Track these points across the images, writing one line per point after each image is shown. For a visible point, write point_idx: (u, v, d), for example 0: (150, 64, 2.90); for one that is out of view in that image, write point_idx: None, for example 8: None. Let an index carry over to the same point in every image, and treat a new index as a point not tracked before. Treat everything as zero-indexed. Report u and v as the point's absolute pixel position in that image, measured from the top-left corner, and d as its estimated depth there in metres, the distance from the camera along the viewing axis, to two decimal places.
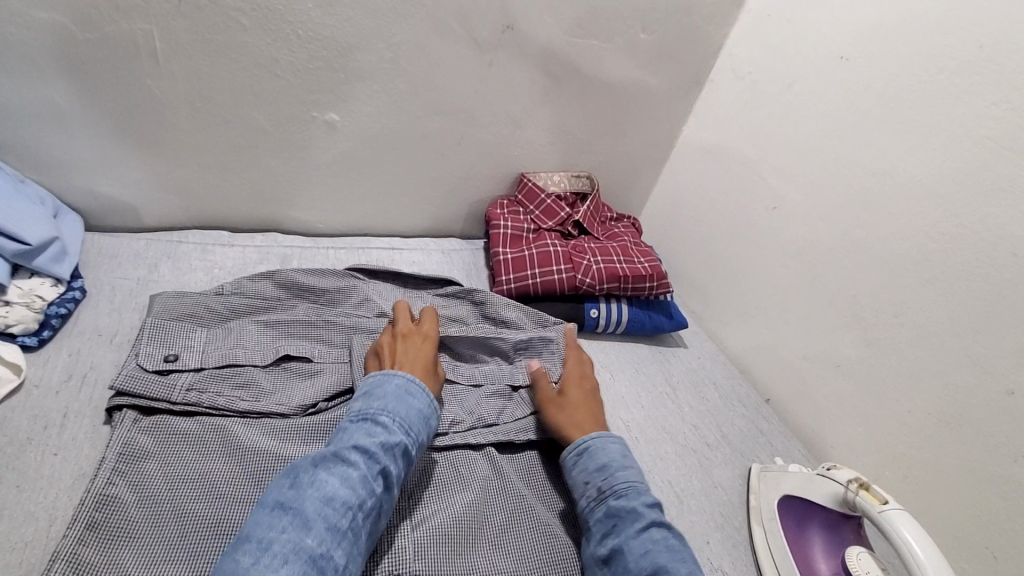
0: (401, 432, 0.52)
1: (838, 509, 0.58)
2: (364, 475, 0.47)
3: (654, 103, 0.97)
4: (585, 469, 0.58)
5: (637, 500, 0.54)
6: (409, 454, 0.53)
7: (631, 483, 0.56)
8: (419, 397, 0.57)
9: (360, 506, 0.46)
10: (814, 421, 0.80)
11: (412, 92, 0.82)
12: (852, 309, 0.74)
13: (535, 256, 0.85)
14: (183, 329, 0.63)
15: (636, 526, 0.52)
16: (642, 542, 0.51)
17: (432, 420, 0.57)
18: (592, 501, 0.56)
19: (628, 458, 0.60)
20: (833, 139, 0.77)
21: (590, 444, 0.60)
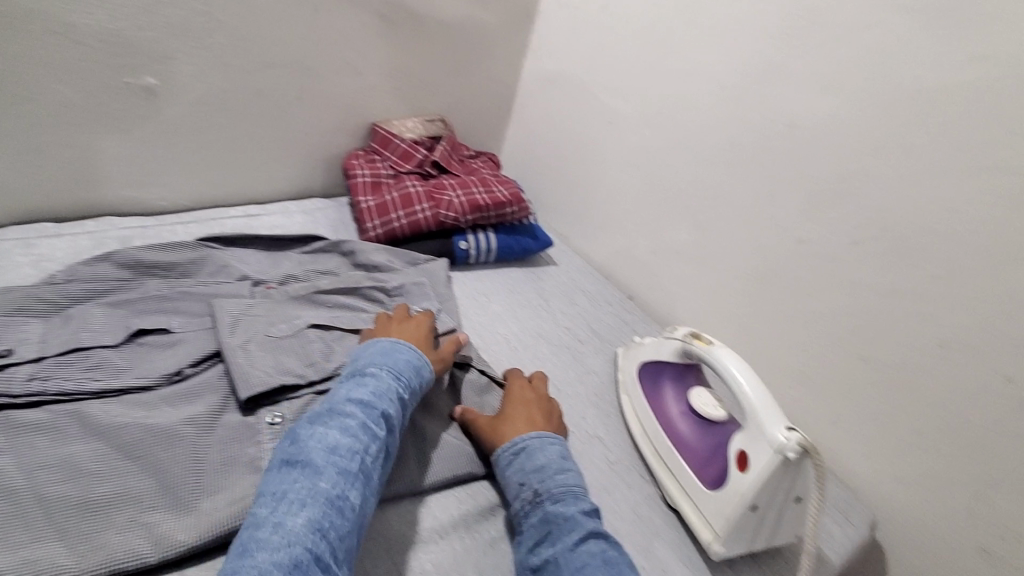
0: (391, 378, 0.56)
1: (680, 360, 0.68)
2: (364, 421, 0.51)
3: (491, 39, 1.00)
4: (519, 472, 0.56)
5: (575, 506, 0.53)
6: (405, 400, 0.56)
7: (569, 487, 0.55)
8: (404, 351, 0.61)
9: (367, 449, 0.49)
10: (666, 305, 0.91)
11: (236, 47, 0.78)
12: (682, 199, 0.85)
13: (397, 198, 0.87)
14: (12, 325, 0.59)
15: (573, 535, 0.50)
16: (574, 554, 0.49)
17: (419, 369, 0.61)
18: (527, 506, 0.54)
19: (569, 463, 0.58)
20: (647, 51, 0.85)
21: (526, 445, 0.58)
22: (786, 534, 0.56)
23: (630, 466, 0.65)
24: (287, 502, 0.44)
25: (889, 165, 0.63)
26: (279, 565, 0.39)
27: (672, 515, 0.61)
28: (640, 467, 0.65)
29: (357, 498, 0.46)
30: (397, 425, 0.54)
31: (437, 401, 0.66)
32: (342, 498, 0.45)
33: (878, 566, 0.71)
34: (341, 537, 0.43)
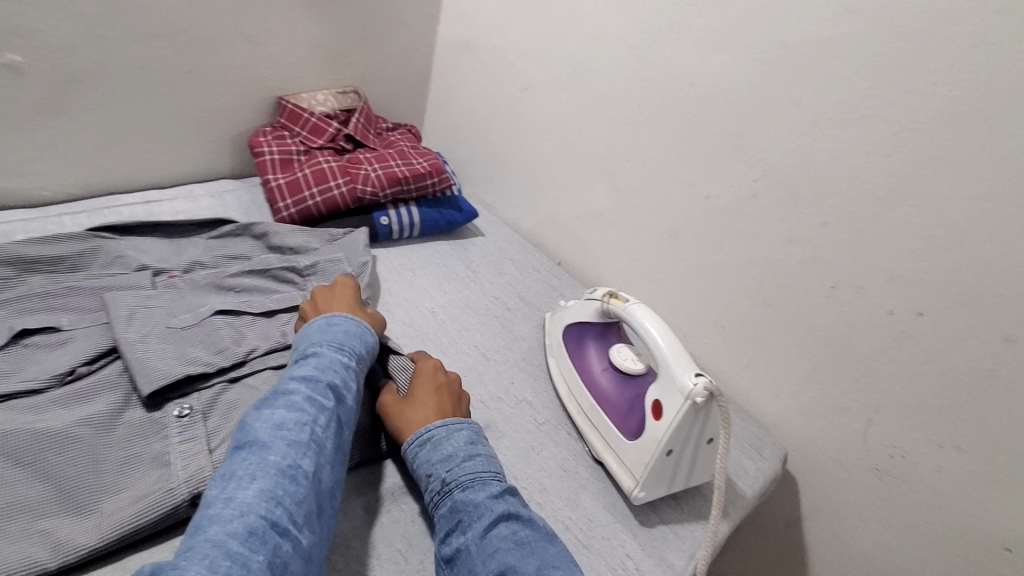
0: (332, 354, 0.56)
1: (601, 319, 0.70)
2: (309, 396, 0.50)
3: (399, 3, 0.96)
4: (427, 464, 0.53)
5: (484, 492, 0.51)
6: (352, 371, 0.56)
7: (478, 472, 0.52)
8: (346, 325, 0.60)
9: (319, 420, 0.49)
10: (592, 268, 0.93)
11: (109, 16, 0.71)
12: (600, 163, 0.86)
13: (309, 175, 0.83)
14: None
15: (481, 522, 0.48)
16: (486, 543, 0.47)
17: (365, 340, 0.60)
18: (437, 496, 0.52)
19: (478, 445, 0.55)
20: (557, 12, 0.84)
21: (432, 434, 0.55)
22: (701, 473, 0.60)
23: (558, 425, 0.67)
24: (237, 478, 0.43)
25: (782, 118, 0.66)
26: (234, 534, 0.39)
27: (598, 467, 0.64)
28: (567, 425, 0.68)
29: (311, 465, 0.46)
30: (350, 394, 0.54)
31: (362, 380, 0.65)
32: (293, 467, 0.45)
33: (790, 494, 0.77)
34: (297, 502, 0.43)
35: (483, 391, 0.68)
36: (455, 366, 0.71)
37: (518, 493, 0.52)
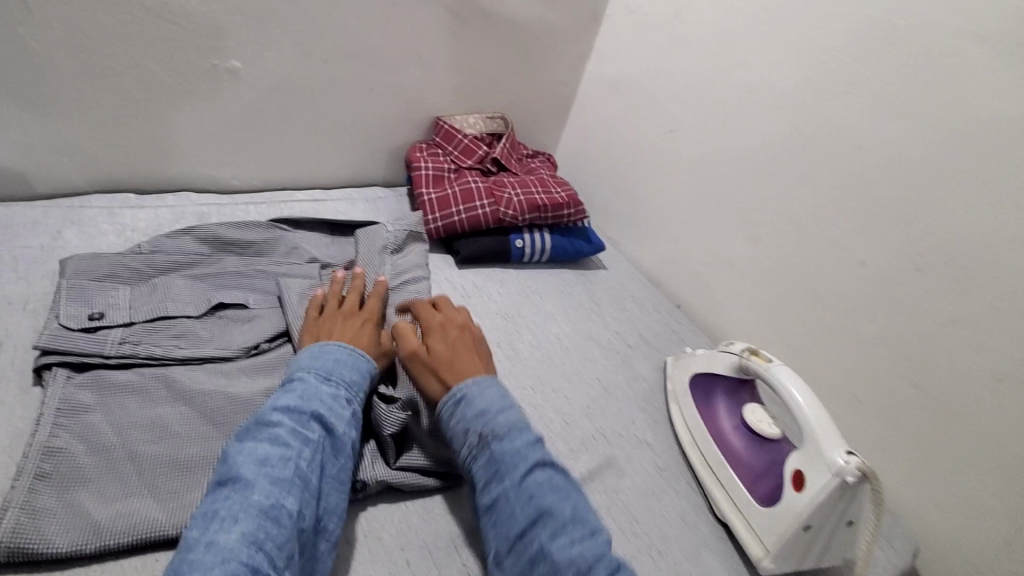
0: (316, 381, 0.52)
1: (736, 375, 0.69)
2: (292, 431, 0.48)
3: (556, 39, 1.01)
4: (461, 418, 0.52)
5: (519, 443, 0.50)
6: (344, 394, 0.53)
7: (515, 424, 0.52)
8: (340, 351, 0.56)
9: (303, 458, 0.46)
10: (715, 317, 0.92)
11: (315, 36, 0.80)
12: (740, 212, 0.85)
13: (459, 193, 0.89)
14: (103, 288, 0.62)
15: (518, 472, 0.48)
16: (526, 489, 0.48)
17: (365, 363, 0.57)
18: (474, 450, 0.51)
19: (507, 398, 0.54)
20: (714, 61, 0.85)
21: (464, 391, 0.53)
22: (834, 555, 0.57)
23: (679, 473, 0.66)
24: (218, 519, 0.41)
25: (964, 195, 0.62)
26: None
27: (718, 525, 0.62)
28: (688, 475, 0.66)
29: (295, 503, 0.43)
30: (345, 424, 0.51)
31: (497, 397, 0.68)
32: (276, 507, 0.42)
33: None
34: (279, 546, 0.41)
35: (605, 425, 0.69)
36: (579, 396, 0.72)
37: (548, 444, 0.52)
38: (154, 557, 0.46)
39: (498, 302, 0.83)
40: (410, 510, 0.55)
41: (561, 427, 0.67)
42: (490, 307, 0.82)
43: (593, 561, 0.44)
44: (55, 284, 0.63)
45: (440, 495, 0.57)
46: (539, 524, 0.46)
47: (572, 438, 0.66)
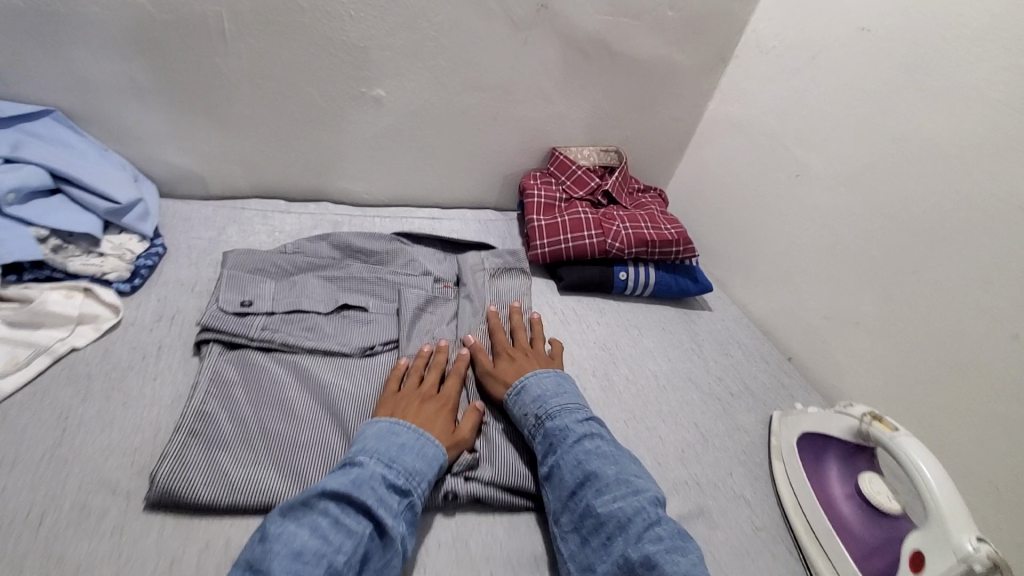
0: (376, 468, 0.50)
1: (853, 440, 0.63)
2: (336, 521, 0.45)
3: (680, 78, 1.01)
4: (521, 405, 0.62)
5: (571, 419, 0.59)
6: (401, 487, 0.50)
7: (566, 405, 0.61)
8: (409, 436, 0.54)
9: (340, 553, 0.43)
10: (832, 375, 0.85)
11: (452, 69, 0.87)
12: (870, 266, 0.78)
13: (567, 222, 0.91)
14: (254, 280, 0.71)
15: (570, 441, 0.57)
16: (576, 455, 0.56)
17: (429, 458, 0.53)
18: (533, 428, 0.60)
19: (564, 387, 0.64)
20: (852, 106, 0.81)
21: (526, 386, 0.63)
22: None
23: (778, 537, 0.61)
24: None
25: None
26: None
27: None
28: (788, 541, 0.61)
29: None
30: (395, 521, 0.47)
31: None
32: None
33: None
34: None
35: (699, 473, 0.66)
36: (674, 438, 0.69)
37: (599, 421, 0.61)
38: None
39: (597, 332, 0.84)
40: (497, 523, 0.56)
41: (652, 468, 0.65)
42: (589, 336, 0.82)
43: (635, 514, 0.50)
44: (217, 273, 0.73)
45: (525, 514, 0.58)
46: (588, 483, 0.53)
47: (663, 480, 0.64)
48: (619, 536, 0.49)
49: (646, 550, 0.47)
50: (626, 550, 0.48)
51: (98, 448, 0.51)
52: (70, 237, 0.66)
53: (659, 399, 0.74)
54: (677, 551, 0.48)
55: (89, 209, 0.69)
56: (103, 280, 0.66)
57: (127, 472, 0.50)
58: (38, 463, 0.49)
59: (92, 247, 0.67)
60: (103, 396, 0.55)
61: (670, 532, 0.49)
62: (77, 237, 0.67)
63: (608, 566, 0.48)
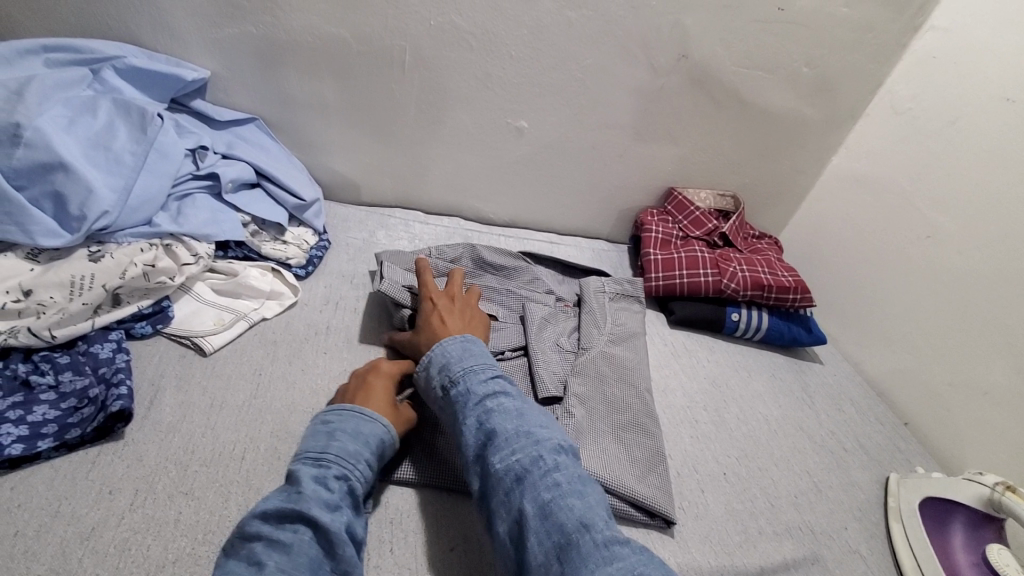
0: (303, 468, 0.47)
1: (982, 508, 0.63)
2: (270, 541, 0.41)
3: (806, 132, 1.03)
4: (428, 375, 0.59)
5: (474, 381, 0.55)
6: (331, 479, 0.47)
7: (472, 366, 0.57)
8: (340, 423, 0.52)
9: (281, 569, 0.39)
10: (956, 446, 0.82)
11: (589, 108, 0.95)
12: (1008, 338, 0.76)
13: (683, 259, 0.94)
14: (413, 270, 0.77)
15: (471, 403, 0.54)
16: (478, 416, 0.53)
17: (363, 437, 0.52)
18: (441, 396, 0.57)
19: (471, 347, 0.60)
20: (996, 174, 0.80)
21: (433, 356, 0.59)
22: None
23: None
24: None
25: None
26: None
27: None
28: None
29: None
30: (333, 515, 0.45)
31: (703, 457, 0.70)
32: None
33: None
34: None
35: (813, 520, 0.66)
36: (787, 482, 0.70)
37: (507, 380, 0.57)
38: (415, 497, 0.57)
39: (707, 368, 0.86)
40: None
41: (765, 507, 0.65)
42: (699, 371, 0.84)
43: (531, 463, 0.48)
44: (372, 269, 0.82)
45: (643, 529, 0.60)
46: (488, 443, 0.50)
47: (776, 521, 0.64)
48: (516, 490, 0.47)
49: (541, 499, 0.45)
50: (523, 502, 0.46)
51: (284, 404, 0.59)
52: (263, 225, 0.78)
53: (771, 441, 0.75)
54: (575, 497, 0.46)
55: (281, 203, 0.81)
56: (285, 264, 0.77)
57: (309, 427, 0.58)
58: (241, 408, 0.58)
59: (278, 235, 0.79)
60: (287, 361, 0.64)
61: (569, 477, 0.47)
62: (268, 225, 0.79)
63: (508, 524, 0.46)
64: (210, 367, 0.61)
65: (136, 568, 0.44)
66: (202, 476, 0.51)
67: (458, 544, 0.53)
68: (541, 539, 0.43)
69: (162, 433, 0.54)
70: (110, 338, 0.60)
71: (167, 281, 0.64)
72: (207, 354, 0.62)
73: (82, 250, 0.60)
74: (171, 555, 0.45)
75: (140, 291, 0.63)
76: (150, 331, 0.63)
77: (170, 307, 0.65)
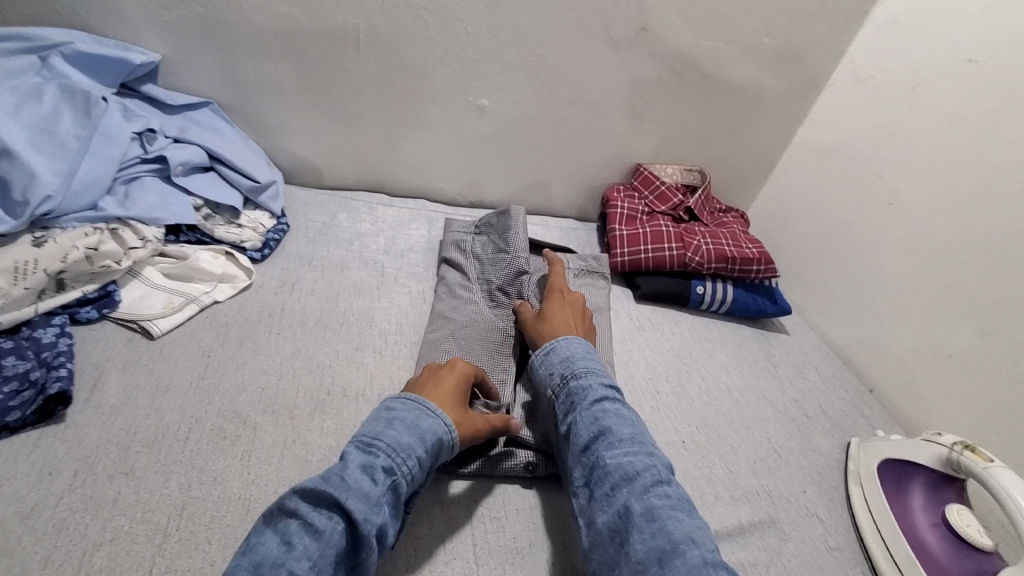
0: (358, 454, 0.45)
1: (942, 469, 0.62)
2: (305, 522, 0.40)
3: (770, 104, 1.03)
4: (548, 364, 0.59)
5: (596, 381, 0.56)
6: (378, 472, 0.44)
7: (595, 369, 0.58)
8: (402, 411, 0.49)
9: (307, 557, 0.38)
10: (919, 410, 0.82)
11: (551, 83, 0.94)
12: (969, 300, 0.76)
13: (649, 234, 0.94)
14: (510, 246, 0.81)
15: (589, 399, 0.54)
16: (593, 412, 0.53)
17: (420, 432, 0.48)
18: (554, 387, 0.57)
19: (593, 353, 0.60)
20: (955, 138, 0.80)
21: (556, 346, 0.60)
22: None
23: (854, 559, 0.60)
24: None
25: None
26: None
27: None
28: (863, 563, 0.60)
29: None
30: (370, 511, 0.42)
31: (663, 427, 0.70)
32: None
33: None
34: None
35: (771, 485, 0.66)
36: (746, 448, 0.70)
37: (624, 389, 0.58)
38: None
39: (671, 341, 0.86)
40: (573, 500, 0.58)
41: (723, 473, 0.66)
42: (663, 344, 0.84)
43: (644, 470, 0.47)
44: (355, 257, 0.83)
45: None
46: (601, 439, 0.50)
47: (734, 486, 0.64)
48: (625, 489, 0.46)
49: (650, 503, 0.44)
50: (629, 502, 0.45)
51: (233, 385, 0.59)
52: (217, 208, 0.77)
53: (731, 410, 0.75)
54: (684, 511, 0.45)
55: (235, 186, 0.80)
56: (240, 247, 0.76)
57: (257, 406, 0.57)
58: (187, 390, 0.57)
59: (233, 218, 0.78)
60: (237, 342, 0.64)
61: (680, 493, 0.46)
62: (222, 209, 0.78)
63: (609, 518, 0.45)
64: (157, 350, 0.61)
65: (72, 548, 0.43)
66: (145, 457, 0.51)
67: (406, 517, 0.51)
68: (644, 539, 0.42)
69: (104, 415, 0.53)
70: (53, 322, 0.59)
71: (112, 265, 0.63)
72: (155, 337, 0.62)
73: (25, 236, 0.59)
74: (109, 534, 0.45)
75: (86, 276, 0.62)
76: (96, 316, 0.62)
77: (116, 291, 0.64)
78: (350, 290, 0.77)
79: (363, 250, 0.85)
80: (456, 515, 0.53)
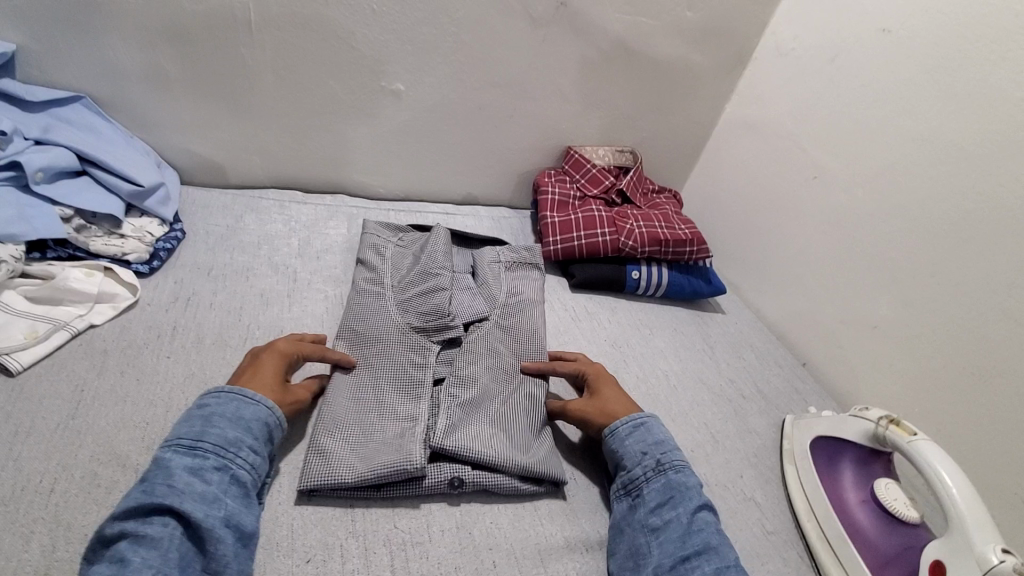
0: (183, 458, 0.44)
1: (869, 444, 0.62)
2: (137, 539, 0.39)
3: (698, 80, 1.01)
4: (642, 441, 0.56)
5: (694, 482, 0.54)
6: (209, 471, 0.44)
7: (687, 464, 0.56)
8: (223, 404, 0.48)
9: (147, 567, 0.37)
10: (847, 380, 0.83)
11: (471, 64, 0.88)
12: (891, 270, 0.77)
13: (581, 219, 0.91)
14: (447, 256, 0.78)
15: (693, 504, 0.52)
16: (697, 520, 0.50)
17: (245, 422, 0.48)
18: (650, 473, 0.54)
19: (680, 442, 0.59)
20: (873, 110, 0.80)
21: (653, 425, 0.58)
22: None
23: (789, 541, 0.60)
24: None
25: None
26: None
27: None
28: (799, 544, 0.60)
29: None
30: (208, 508, 0.42)
31: None
32: None
33: None
34: None
35: (708, 473, 0.65)
36: (682, 437, 0.68)
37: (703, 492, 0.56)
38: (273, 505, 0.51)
39: (608, 329, 0.83)
40: (502, 512, 0.54)
41: None
42: (599, 333, 0.82)
43: None
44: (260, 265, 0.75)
45: (529, 504, 0.56)
46: (708, 557, 0.48)
47: None
48: None
49: None
50: None
51: (110, 422, 0.52)
52: (92, 218, 0.68)
53: (667, 397, 0.74)
54: None
55: (112, 191, 0.71)
56: (122, 261, 0.68)
57: (138, 444, 0.51)
58: (52, 433, 0.50)
59: (114, 229, 0.69)
60: (118, 372, 0.56)
61: None
62: (99, 219, 0.69)
63: None
64: (16, 389, 0.52)
65: None
66: None
67: (316, 554, 0.47)
68: None
69: None
70: None
71: None
72: (14, 373, 0.53)
73: None
74: None
75: None
76: None
77: None
78: (256, 300, 0.70)
79: (272, 255, 0.78)
80: (373, 544, 0.48)
